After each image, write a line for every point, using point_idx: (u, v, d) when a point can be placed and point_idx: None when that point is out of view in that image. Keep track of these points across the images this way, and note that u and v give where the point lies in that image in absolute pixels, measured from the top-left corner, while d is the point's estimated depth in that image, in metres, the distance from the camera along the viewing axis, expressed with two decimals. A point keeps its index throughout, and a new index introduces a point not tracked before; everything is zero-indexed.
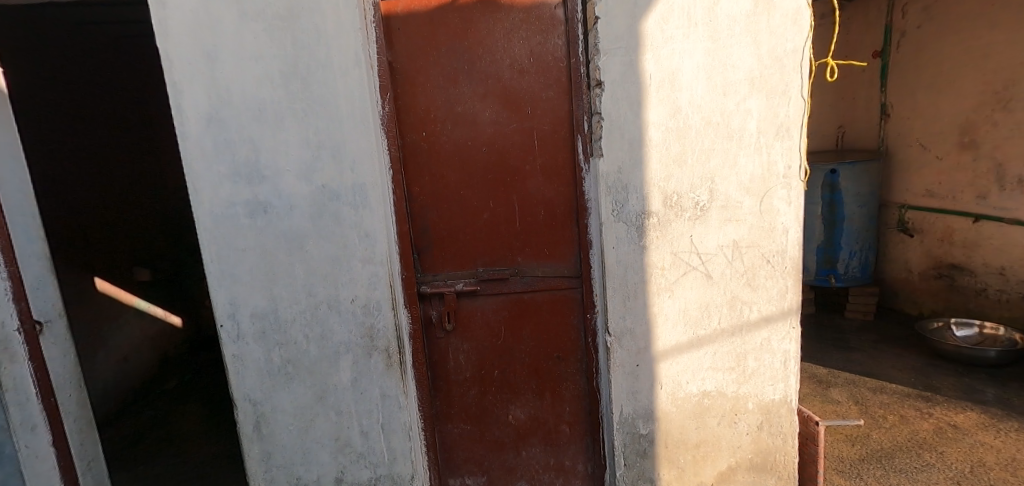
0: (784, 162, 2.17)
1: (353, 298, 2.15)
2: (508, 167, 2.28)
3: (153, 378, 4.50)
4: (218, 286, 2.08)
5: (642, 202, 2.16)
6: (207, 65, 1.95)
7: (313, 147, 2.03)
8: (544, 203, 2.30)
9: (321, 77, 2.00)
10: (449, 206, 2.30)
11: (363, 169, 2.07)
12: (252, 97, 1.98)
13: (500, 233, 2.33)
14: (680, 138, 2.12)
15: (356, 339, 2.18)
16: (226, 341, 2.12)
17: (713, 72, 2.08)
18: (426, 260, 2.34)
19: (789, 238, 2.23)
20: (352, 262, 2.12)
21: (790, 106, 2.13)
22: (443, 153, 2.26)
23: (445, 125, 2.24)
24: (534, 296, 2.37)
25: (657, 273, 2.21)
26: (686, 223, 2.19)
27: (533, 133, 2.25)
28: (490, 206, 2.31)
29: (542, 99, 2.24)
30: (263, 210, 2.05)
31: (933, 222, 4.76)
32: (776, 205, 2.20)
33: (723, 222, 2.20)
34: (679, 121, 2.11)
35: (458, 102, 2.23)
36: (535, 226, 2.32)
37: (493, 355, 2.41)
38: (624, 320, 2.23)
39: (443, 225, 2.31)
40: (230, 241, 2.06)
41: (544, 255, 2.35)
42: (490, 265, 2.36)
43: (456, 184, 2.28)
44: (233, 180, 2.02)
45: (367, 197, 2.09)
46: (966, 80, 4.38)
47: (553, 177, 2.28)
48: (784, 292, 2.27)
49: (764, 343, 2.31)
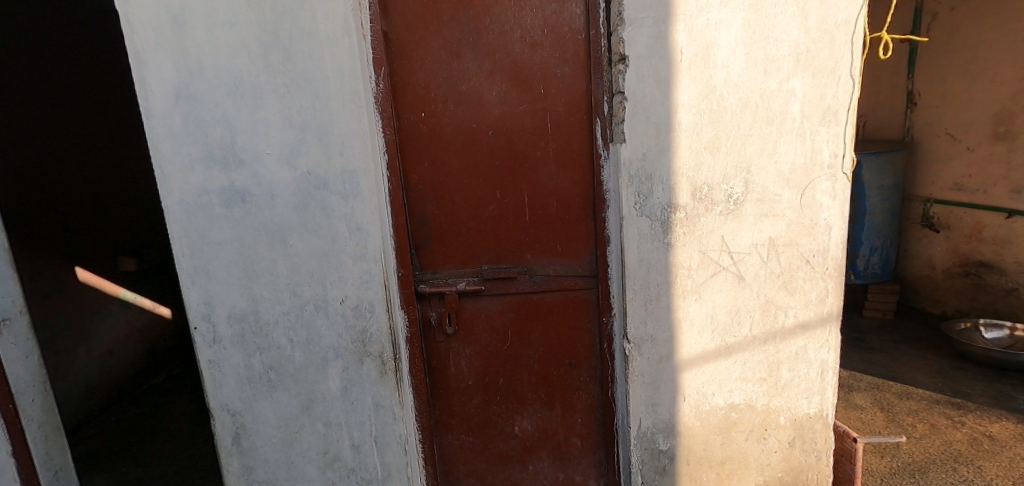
0: (830, 150, 1.92)
1: (342, 298, 1.92)
2: (516, 153, 2.03)
3: (139, 372, 4.30)
4: (191, 284, 1.85)
5: (667, 194, 1.92)
6: (175, 32, 1.70)
7: (299, 127, 1.79)
8: (558, 194, 2.06)
9: (305, 47, 1.75)
10: (451, 196, 2.06)
11: (354, 153, 1.83)
12: (226, 69, 1.73)
13: (507, 227, 2.09)
14: (713, 122, 1.87)
15: (346, 344, 1.95)
16: (200, 345, 1.89)
17: (753, 45, 1.83)
18: (425, 256, 2.10)
19: (831, 236, 1.99)
20: (342, 258, 1.89)
21: (839, 87, 1.88)
22: (445, 136, 2.02)
23: (446, 105, 2.00)
24: (544, 297, 2.14)
25: (683, 274, 1.98)
26: (718, 218, 1.95)
27: (546, 114, 2.01)
28: (497, 196, 2.07)
29: (556, 77, 1.99)
30: (241, 198, 1.81)
31: (961, 217, 4.52)
32: (819, 199, 1.96)
33: (759, 217, 1.96)
34: (712, 101, 1.86)
35: (461, 79, 1.99)
36: (547, 219, 2.08)
37: (498, 360, 2.19)
38: (644, 326, 2.01)
39: (445, 219, 2.08)
40: (204, 233, 1.82)
41: (556, 252, 2.11)
42: (496, 262, 2.12)
43: (460, 173, 2.04)
44: (206, 163, 1.78)
45: (359, 185, 1.85)
46: (1003, 66, 4.10)
47: (567, 166, 2.04)
48: (824, 295, 2.03)
49: (800, 352, 2.07)
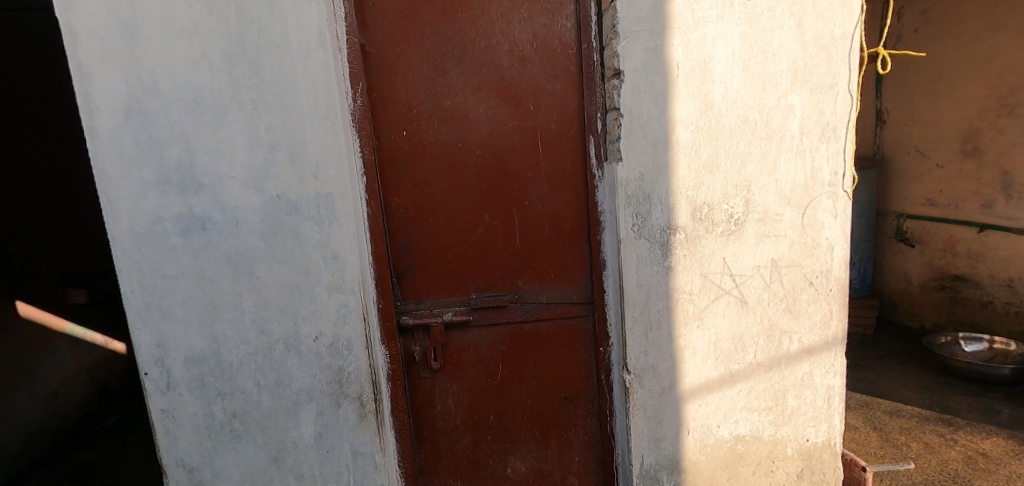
0: (830, 168, 1.85)
1: (316, 335, 1.73)
2: (506, 173, 1.91)
3: (89, 414, 3.94)
4: (142, 325, 1.64)
5: (666, 215, 1.81)
6: (125, 43, 1.52)
7: (267, 148, 1.62)
8: (550, 216, 1.94)
9: (274, 60, 1.59)
10: (436, 219, 1.92)
11: (330, 175, 1.67)
12: (184, 83, 1.56)
13: (496, 252, 1.95)
14: (712, 139, 1.79)
15: (321, 385, 1.76)
16: (151, 393, 1.67)
17: (751, 60, 1.76)
18: (408, 285, 1.94)
19: (834, 256, 1.90)
20: (316, 291, 1.71)
21: (837, 102, 1.82)
22: (429, 156, 1.88)
23: (429, 123, 1.87)
24: (537, 326, 2.00)
25: (684, 299, 1.87)
26: (719, 239, 1.85)
27: (537, 132, 1.90)
28: (486, 219, 1.93)
29: (547, 93, 1.89)
30: (201, 226, 1.63)
31: (934, 232, 4.60)
32: (821, 218, 1.88)
33: (761, 238, 1.86)
34: (711, 118, 1.78)
35: (446, 95, 1.86)
36: (539, 243, 1.96)
37: (489, 396, 2.03)
38: (645, 355, 1.88)
39: (429, 244, 1.93)
40: (158, 266, 1.62)
41: (549, 278, 1.98)
42: (485, 289, 1.97)
43: (446, 195, 1.91)
44: (161, 188, 1.59)
45: (335, 210, 1.69)
46: (967, 85, 4.22)
47: (560, 186, 1.93)
48: (829, 318, 1.94)
49: (806, 379, 1.97)
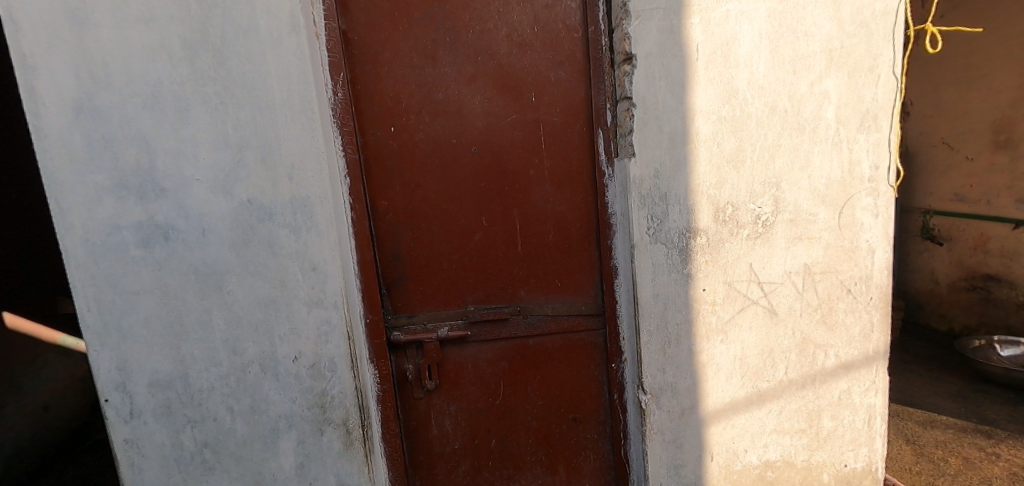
0: (871, 161, 1.64)
1: (294, 355, 1.55)
2: (505, 171, 1.72)
3: (81, 427, 3.80)
4: (100, 346, 1.47)
5: (686, 217, 1.62)
6: (74, 30, 1.35)
7: (236, 147, 1.45)
8: (555, 219, 1.76)
9: (241, 48, 1.42)
10: (429, 224, 1.74)
11: (307, 177, 1.49)
12: (141, 75, 1.39)
13: (496, 259, 1.77)
14: (736, 131, 1.59)
15: (302, 411, 1.58)
16: (113, 422, 1.50)
17: (780, 40, 1.56)
18: (399, 297, 1.76)
19: (875, 261, 1.69)
20: (294, 306, 1.53)
21: (879, 87, 1.61)
22: (420, 154, 1.70)
23: (420, 117, 1.69)
24: (542, 341, 1.82)
25: (706, 310, 1.67)
26: (745, 243, 1.65)
27: (539, 125, 1.71)
28: (483, 223, 1.75)
29: (550, 83, 1.70)
30: (163, 236, 1.45)
31: (963, 229, 4.35)
32: (860, 218, 1.67)
33: (792, 241, 1.65)
34: (734, 106, 1.58)
35: (438, 87, 1.68)
36: (543, 249, 1.77)
37: (490, 418, 1.84)
38: (663, 373, 1.69)
39: (422, 252, 1.75)
40: (117, 281, 1.45)
41: (555, 288, 1.79)
42: (483, 301, 1.79)
43: (439, 197, 1.73)
44: (118, 194, 1.42)
45: (314, 216, 1.51)
46: (999, 73, 3.96)
47: (565, 186, 1.74)
48: (869, 330, 1.74)
49: (843, 397, 1.76)
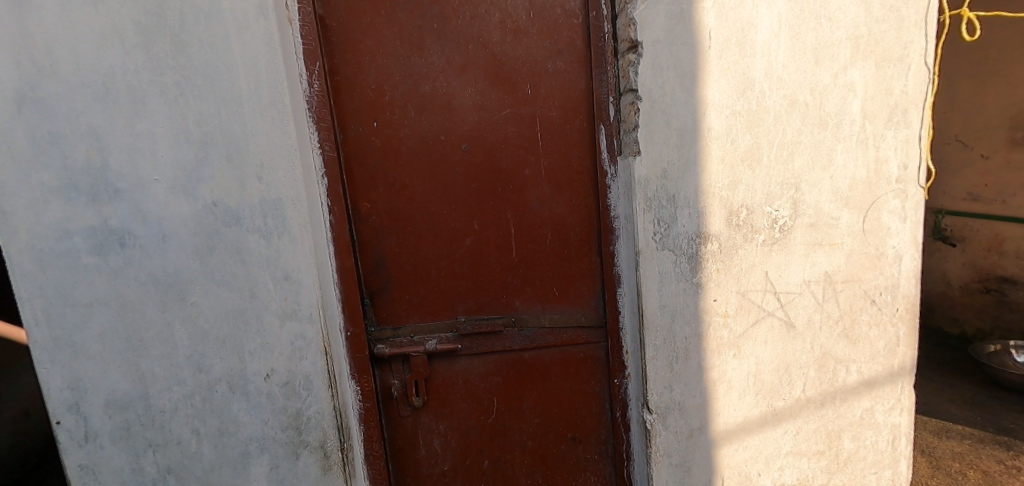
0: (899, 160, 1.50)
1: (266, 372, 1.42)
2: (499, 171, 1.58)
3: None
4: (50, 364, 1.32)
5: (695, 221, 1.48)
6: (12, 10, 1.18)
7: (198, 144, 1.30)
8: (552, 222, 1.62)
9: (203, 34, 1.27)
10: (416, 229, 1.60)
11: (278, 178, 1.35)
12: (90, 63, 1.24)
13: (488, 266, 1.63)
14: (752, 127, 1.44)
15: (275, 433, 1.44)
16: (66, 447, 1.35)
17: (801, 27, 1.42)
18: (383, 308, 1.62)
19: (902, 269, 1.55)
20: (265, 319, 1.39)
21: (909, 78, 1.46)
22: (406, 151, 1.56)
23: (405, 111, 1.54)
24: (538, 354, 1.68)
25: (717, 323, 1.53)
26: (760, 250, 1.50)
27: (535, 121, 1.57)
28: (475, 227, 1.61)
29: (547, 74, 1.56)
30: (118, 242, 1.31)
31: (977, 229, 4.20)
32: (886, 222, 1.52)
33: (812, 248, 1.51)
34: (750, 100, 1.43)
35: (425, 78, 1.54)
36: (539, 255, 1.63)
37: (482, 437, 1.70)
38: (670, 391, 1.55)
39: (408, 258, 1.61)
40: (68, 292, 1.31)
41: (553, 297, 1.65)
42: (475, 311, 1.65)
43: (426, 199, 1.59)
44: (67, 195, 1.27)
45: (286, 220, 1.38)
46: (1017, 67, 3.81)
47: (564, 186, 1.61)
48: (894, 345, 1.60)
49: (865, 416, 1.62)
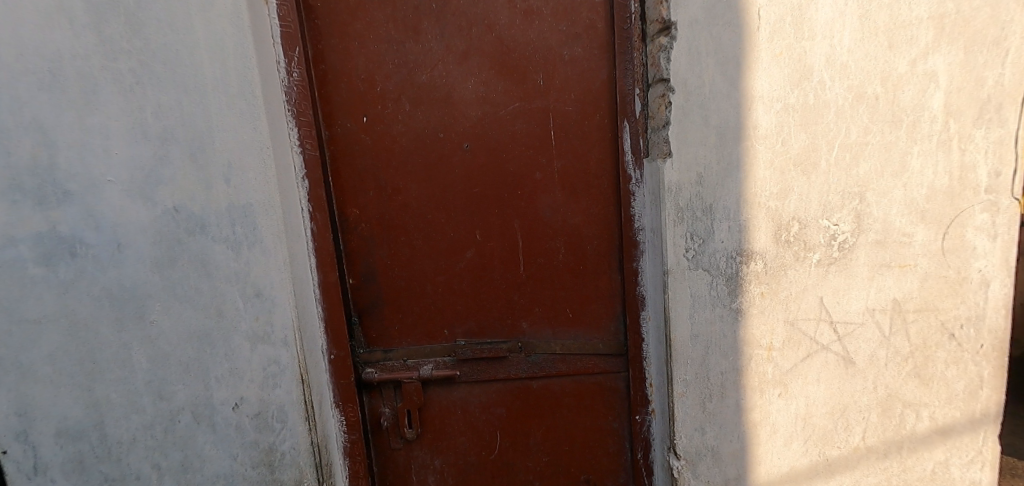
0: (990, 166, 1.20)
1: (234, 401, 1.24)
2: (505, 174, 1.38)
3: None
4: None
5: (736, 235, 1.24)
6: None
7: (157, 141, 1.13)
8: (566, 234, 1.41)
9: (162, 12, 1.11)
10: (410, 239, 1.41)
11: (247, 180, 1.18)
12: (36, 42, 1.05)
13: (492, 282, 1.43)
14: (807, 124, 1.21)
15: (245, 471, 1.27)
16: (13, 479, 1.13)
17: (872, 3, 1.17)
18: (373, 327, 1.44)
19: (990, 296, 1.24)
20: (233, 342, 1.22)
21: (1009, 64, 1.15)
22: (399, 151, 1.37)
23: (399, 105, 1.35)
24: (548, 383, 1.47)
25: (760, 357, 1.29)
26: (814, 271, 1.26)
27: (548, 116, 1.37)
28: (477, 238, 1.41)
29: (562, 62, 1.35)
30: (68, 251, 1.12)
31: None
32: (971, 240, 1.23)
33: (877, 270, 1.26)
34: (806, 91, 1.20)
35: (422, 67, 1.34)
36: (550, 271, 1.43)
37: (484, 475, 1.51)
38: (702, 435, 1.32)
39: (401, 272, 1.43)
40: (14, 309, 1.09)
41: (566, 319, 1.44)
42: (476, 334, 1.45)
43: (422, 205, 1.40)
44: (11, 195, 1.07)
45: (257, 229, 1.21)
46: None
47: (580, 192, 1.39)
48: (975, 386, 1.29)
49: (937, 472, 1.33)
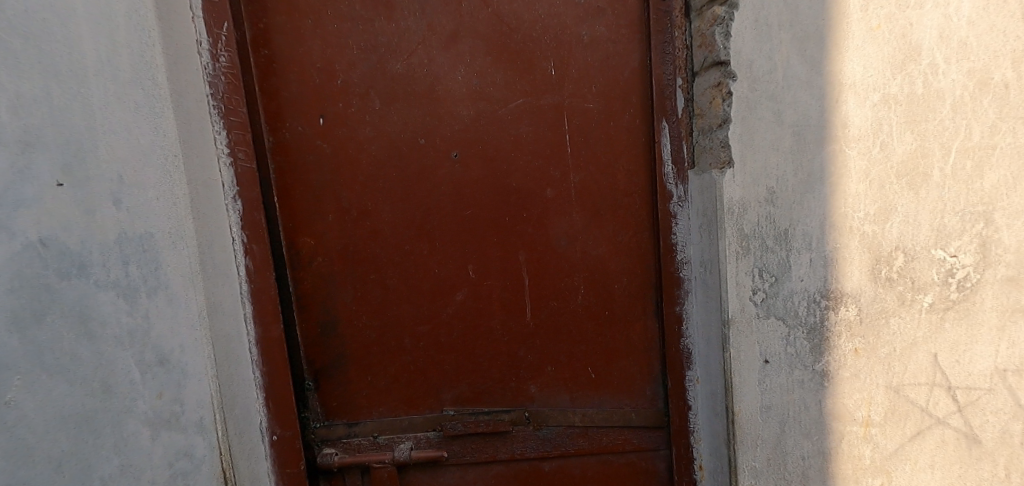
0: None
1: None
2: (505, 191, 1.06)
3: None
4: None
5: (820, 272, 0.89)
6: None
7: (12, 137, 0.70)
8: (586, 268, 1.09)
9: None
10: (384, 277, 1.07)
11: (147, 200, 0.83)
12: None
13: (490, 332, 1.10)
14: (914, 121, 0.79)
15: None
16: None
17: None
18: (335, 394, 1.09)
19: None
20: (126, 430, 0.80)
21: None
22: (367, 163, 1.04)
23: (368, 102, 1.03)
24: (567, 465, 1.12)
25: (854, 436, 0.89)
26: (925, 321, 0.80)
27: (561, 116, 1.05)
28: (470, 275, 1.08)
29: (579, 45, 1.04)
30: None
31: None
32: None
33: (1009, 319, 0.74)
34: (912, 78, 0.79)
35: (397, 52, 1.03)
36: (566, 317, 1.10)
37: None
38: None
39: (371, 320, 1.08)
40: None
41: (587, 381, 1.11)
42: (470, 401, 1.11)
43: (398, 233, 1.06)
44: None
45: (160, 270, 0.84)
46: None
47: (604, 215, 1.08)
48: None
49: None
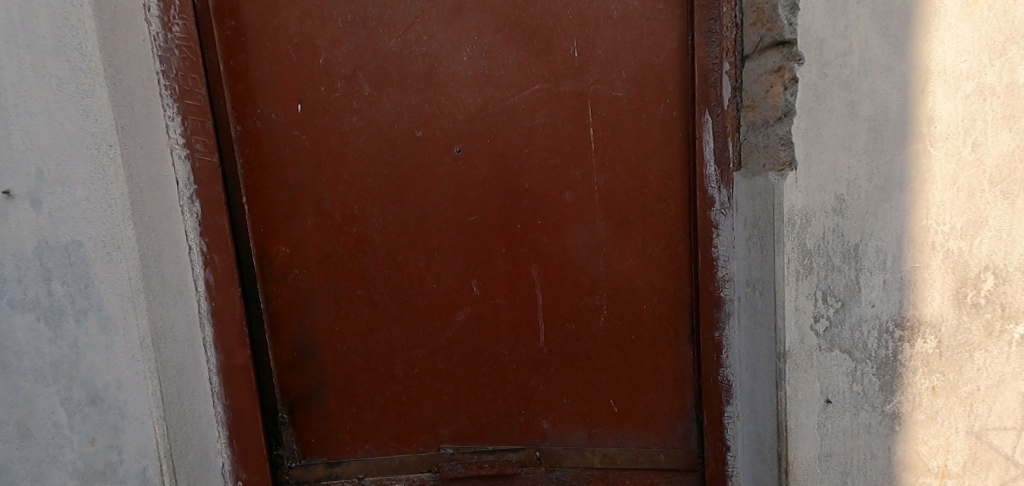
0: None
1: None
2: (517, 194, 0.90)
3: None
4: None
5: (896, 296, 0.74)
6: None
7: None
8: (610, 285, 0.93)
9: None
10: (372, 293, 0.91)
11: (74, 203, 0.67)
12: None
13: (496, 358, 0.94)
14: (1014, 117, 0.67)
15: None
16: None
17: None
18: (314, 428, 0.93)
19: None
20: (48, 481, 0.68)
21: None
22: (355, 158, 0.88)
23: (355, 86, 0.87)
24: None
25: None
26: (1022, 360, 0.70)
27: (585, 106, 0.89)
28: (473, 292, 0.92)
29: (608, 22, 0.88)
30: None
31: None
32: None
33: None
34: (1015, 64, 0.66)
35: (390, 27, 0.86)
36: (585, 342, 0.94)
37: None
38: None
39: (356, 344, 0.92)
40: None
41: (608, 414, 0.96)
42: (472, 436, 0.96)
43: (390, 241, 0.90)
44: None
45: (91, 287, 0.69)
46: None
47: (633, 223, 0.92)
48: None
49: None
